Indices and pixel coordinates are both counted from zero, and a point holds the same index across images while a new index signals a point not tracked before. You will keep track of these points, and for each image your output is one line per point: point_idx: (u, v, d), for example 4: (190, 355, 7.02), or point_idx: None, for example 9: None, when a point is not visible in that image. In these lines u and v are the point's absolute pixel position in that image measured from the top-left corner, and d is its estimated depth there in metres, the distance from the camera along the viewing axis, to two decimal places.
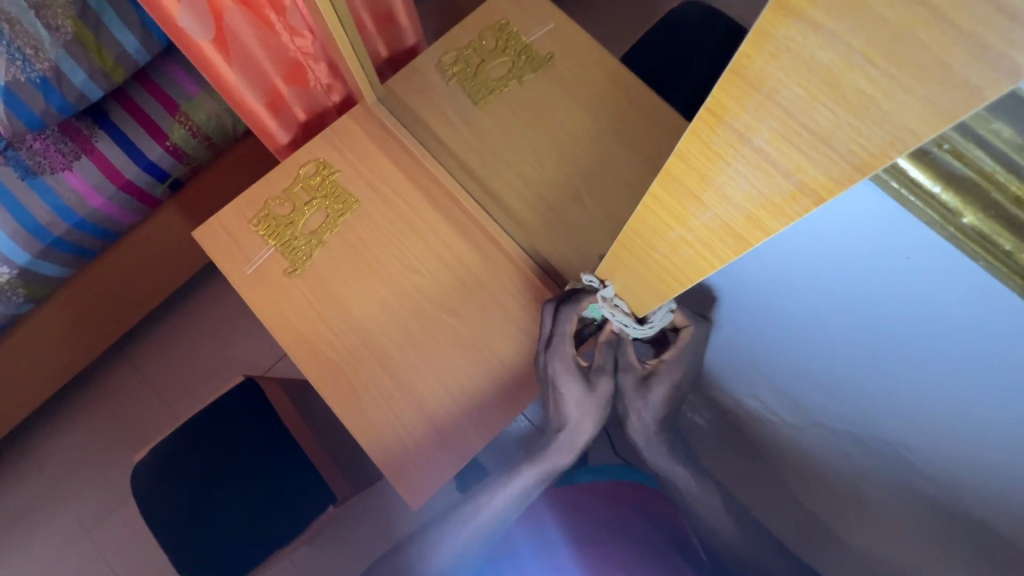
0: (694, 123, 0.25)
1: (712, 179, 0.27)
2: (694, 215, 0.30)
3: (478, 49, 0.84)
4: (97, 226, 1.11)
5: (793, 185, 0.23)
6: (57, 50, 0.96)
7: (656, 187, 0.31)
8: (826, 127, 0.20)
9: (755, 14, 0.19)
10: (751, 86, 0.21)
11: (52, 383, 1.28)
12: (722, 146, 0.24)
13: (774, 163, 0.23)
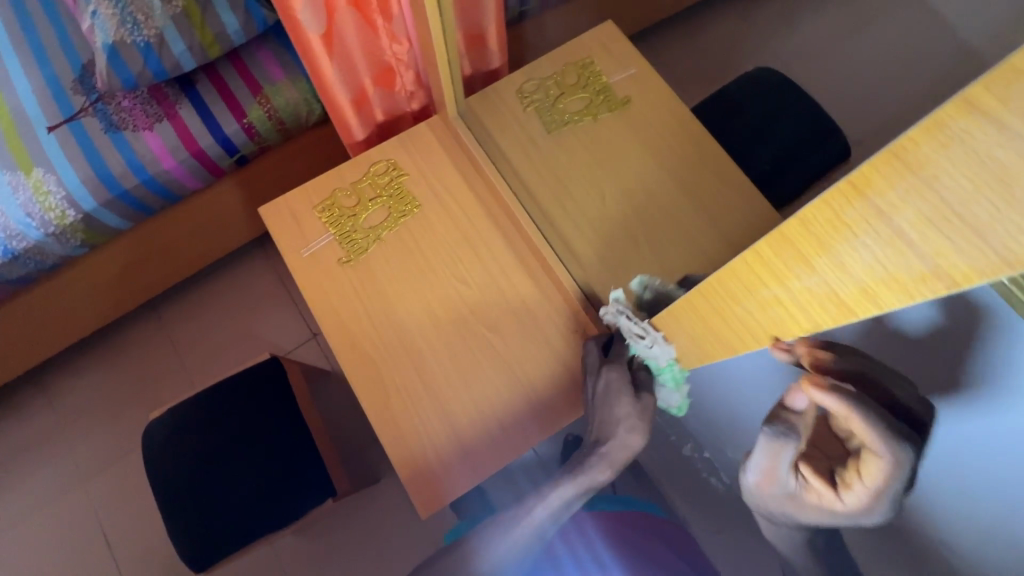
0: (833, 196, 0.34)
1: (834, 247, 0.35)
2: (800, 278, 0.39)
3: (561, 83, 0.87)
4: (163, 187, 1.14)
5: (925, 266, 0.30)
6: (164, 17, 1.04)
7: (768, 248, 0.40)
8: (980, 217, 0.27)
9: (940, 109, 0.27)
10: (913, 168, 0.29)
11: (84, 328, 1.32)
12: (856, 217, 0.33)
13: (907, 239, 0.30)
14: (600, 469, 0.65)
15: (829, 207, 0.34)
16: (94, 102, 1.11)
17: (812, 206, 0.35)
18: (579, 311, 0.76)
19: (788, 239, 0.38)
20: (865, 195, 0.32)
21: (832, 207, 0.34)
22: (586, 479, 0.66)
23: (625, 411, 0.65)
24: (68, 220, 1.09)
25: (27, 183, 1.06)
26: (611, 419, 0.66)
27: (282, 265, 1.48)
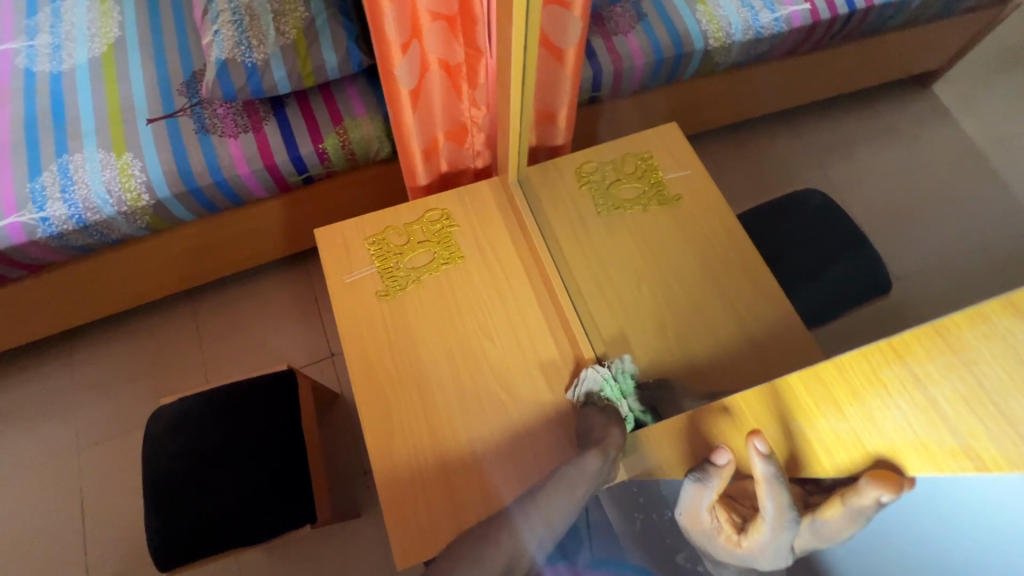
0: (873, 351, 0.39)
1: (866, 399, 0.38)
2: (828, 420, 0.42)
3: (618, 170, 0.91)
4: (233, 190, 1.22)
5: (958, 443, 0.31)
6: (275, 45, 1.17)
7: (804, 383, 0.45)
8: (1014, 409, 0.29)
9: (985, 303, 0.32)
10: (952, 346, 0.33)
11: (123, 302, 1.38)
12: (890, 377, 0.37)
13: (940, 410, 0.33)
14: (588, 461, 0.68)
15: (869, 362, 0.39)
16: (194, 106, 1.22)
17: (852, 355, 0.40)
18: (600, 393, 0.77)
19: (825, 381, 0.43)
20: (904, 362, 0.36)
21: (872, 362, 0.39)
22: (575, 476, 0.68)
23: (600, 425, 0.72)
24: (141, 203, 1.16)
25: (116, 163, 1.15)
26: (588, 431, 0.72)
27: (318, 281, 1.54)
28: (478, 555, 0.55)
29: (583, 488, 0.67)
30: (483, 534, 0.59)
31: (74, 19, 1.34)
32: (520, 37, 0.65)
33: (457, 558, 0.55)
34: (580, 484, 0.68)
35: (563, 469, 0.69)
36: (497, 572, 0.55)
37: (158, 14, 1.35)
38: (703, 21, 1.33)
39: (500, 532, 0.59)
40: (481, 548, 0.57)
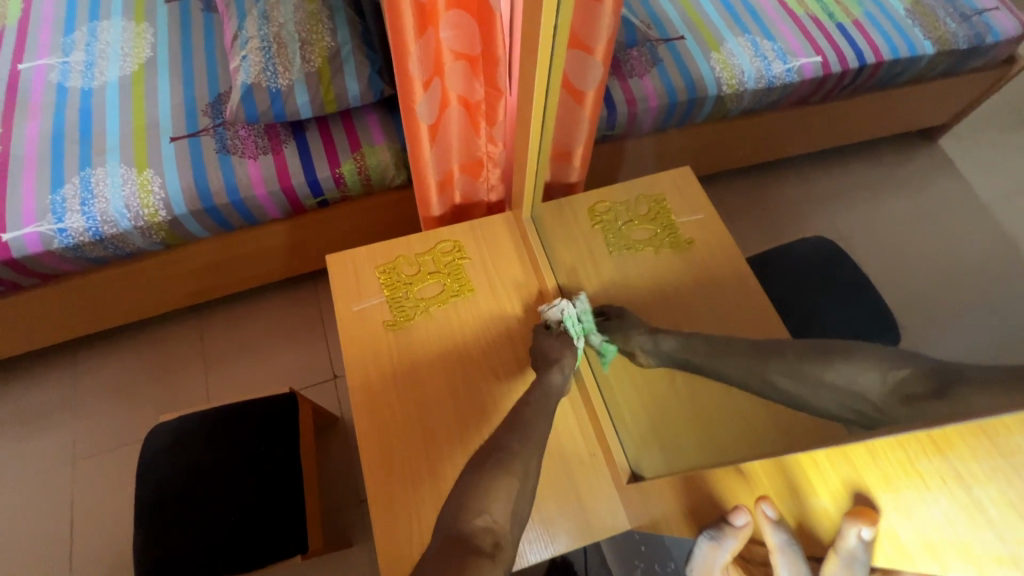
0: (906, 441, 0.38)
1: (899, 480, 0.40)
2: (850, 491, 0.45)
3: (631, 211, 0.91)
4: (248, 210, 1.24)
5: (1002, 547, 0.34)
6: (299, 72, 1.20)
7: (821, 456, 0.45)
8: None
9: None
10: (999, 449, 0.33)
11: (131, 314, 1.38)
12: (927, 469, 0.38)
13: (984, 510, 0.35)
14: (554, 379, 0.76)
15: (904, 452, 0.39)
16: (216, 126, 1.25)
17: (880, 442, 0.39)
18: (604, 438, 0.76)
19: (850, 460, 0.43)
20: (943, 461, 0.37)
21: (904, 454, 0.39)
22: (545, 391, 0.75)
23: (557, 347, 0.79)
24: (158, 219, 1.18)
25: (136, 179, 1.17)
26: (546, 353, 0.79)
27: (325, 302, 1.54)
28: (499, 484, 0.62)
29: (553, 404, 0.75)
30: (499, 464, 0.65)
31: (108, 39, 1.39)
32: (542, 82, 0.67)
33: (482, 488, 0.62)
34: (548, 402, 0.74)
35: (529, 389, 0.77)
36: (517, 479, 0.64)
37: (189, 38, 1.40)
38: (717, 68, 1.37)
39: (511, 460, 0.65)
40: (493, 481, 0.63)
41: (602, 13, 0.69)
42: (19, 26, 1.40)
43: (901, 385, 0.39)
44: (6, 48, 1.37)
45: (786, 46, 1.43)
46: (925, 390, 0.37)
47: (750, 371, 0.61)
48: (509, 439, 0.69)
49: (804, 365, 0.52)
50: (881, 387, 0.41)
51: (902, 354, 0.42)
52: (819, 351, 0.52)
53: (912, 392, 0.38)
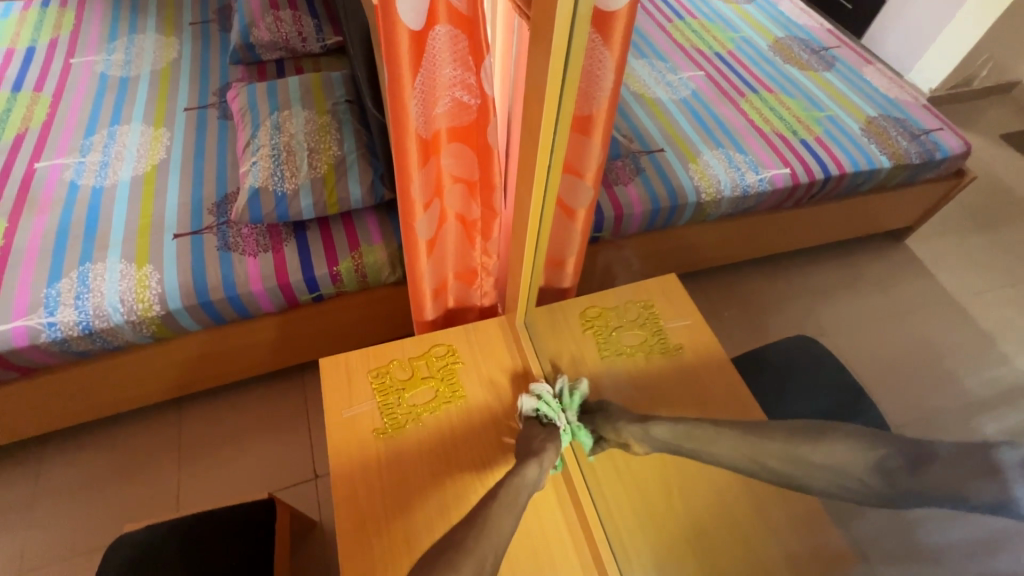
0: None
1: None
2: None
3: (622, 317, 0.94)
4: (244, 305, 1.25)
5: None
6: (306, 178, 1.28)
7: None
8: None
9: None
10: None
11: (108, 408, 1.33)
12: None
13: None
14: (524, 476, 0.73)
15: None
16: (220, 225, 1.30)
17: None
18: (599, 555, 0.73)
19: None
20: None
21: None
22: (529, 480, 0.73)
23: (539, 439, 0.77)
24: (151, 313, 1.17)
25: (135, 275, 1.19)
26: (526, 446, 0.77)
27: (312, 396, 1.51)
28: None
29: (524, 497, 0.71)
30: (450, 561, 0.62)
31: (125, 142, 1.47)
32: (538, 208, 0.72)
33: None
34: (519, 495, 0.71)
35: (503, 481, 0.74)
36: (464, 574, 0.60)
37: (202, 142, 1.49)
38: (695, 177, 1.44)
39: (462, 557, 0.62)
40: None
41: (591, 145, 0.77)
42: (43, 129, 1.49)
43: (882, 457, 0.50)
44: (26, 148, 1.44)
45: (757, 158, 1.51)
46: (901, 460, 0.49)
47: (736, 454, 0.64)
48: (469, 536, 0.66)
49: (785, 450, 0.58)
50: (863, 464, 0.51)
51: (870, 437, 0.53)
52: (803, 437, 0.58)
53: (891, 466, 0.49)
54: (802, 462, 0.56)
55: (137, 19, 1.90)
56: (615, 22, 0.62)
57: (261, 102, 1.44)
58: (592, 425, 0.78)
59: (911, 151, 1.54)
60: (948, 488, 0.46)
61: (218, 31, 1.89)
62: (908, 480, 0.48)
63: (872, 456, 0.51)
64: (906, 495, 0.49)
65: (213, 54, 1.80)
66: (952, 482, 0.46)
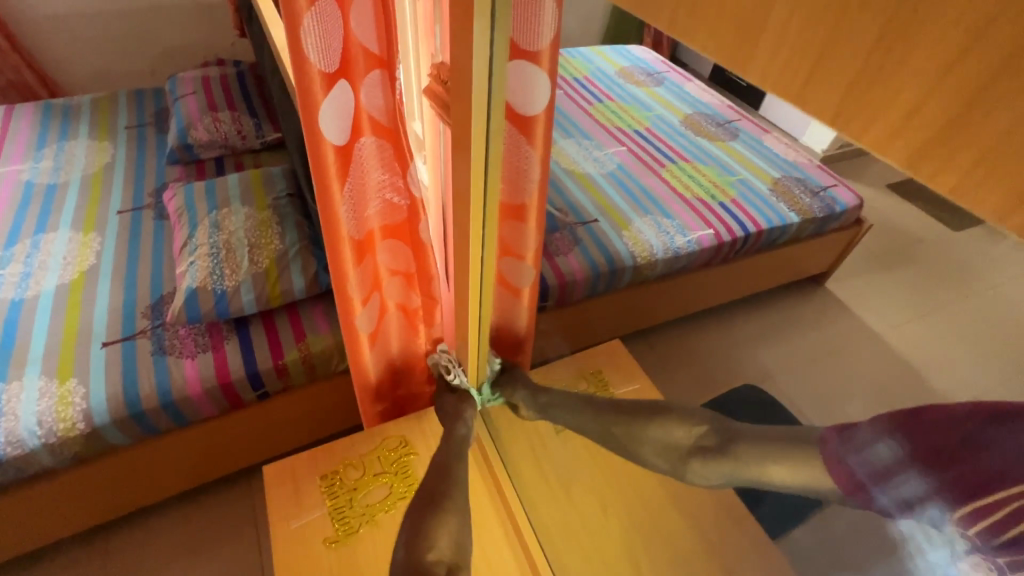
0: None
1: None
2: None
3: (574, 389, 0.95)
4: (180, 412, 1.17)
5: None
6: (247, 273, 1.27)
7: None
8: None
9: None
10: None
11: (19, 548, 1.18)
12: None
13: None
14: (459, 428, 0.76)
15: None
16: (155, 328, 1.24)
17: None
18: None
19: None
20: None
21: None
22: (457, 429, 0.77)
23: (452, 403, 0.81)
24: (74, 432, 1.08)
25: (56, 392, 1.11)
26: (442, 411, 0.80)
27: (260, 504, 1.39)
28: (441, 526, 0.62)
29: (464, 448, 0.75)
30: (436, 504, 0.64)
31: (51, 250, 1.42)
32: (476, 297, 0.74)
33: (428, 520, 0.61)
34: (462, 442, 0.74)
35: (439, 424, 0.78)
36: (455, 514, 0.64)
37: (136, 245, 1.46)
38: (629, 243, 1.53)
39: (447, 499, 0.65)
40: (439, 518, 0.62)
41: (524, 231, 0.82)
42: None
43: (700, 437, 0.61)
44: None
45: (683, 221, 1.62)
46: (714, 442, 0.60)
47: (592, 426, 0.75)
48: (436, 483, 0.67)
49: (628, 424, 0.70)
50: (685, 436, 0.63)
51: (704, 418, 0.64)
52: (645, 411, 0.69)
53: (705, 444, 0.61)
54: (644, 436, 0.67)
55: (68, 126, 1.89)
56: (532, 124, 0.69)
57: (199, 201, 1.44)
58: (498, 386, 0.82)
59: (814, 206, 1.69)
60: (741, 462, 0.57)
61: (154, 133, 1.91)
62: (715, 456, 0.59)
63: (698, 438, 0.62)
64: (711, 474, 0.61)
65: (149, 156, 1.81)
66: (749, 461, 0.56)
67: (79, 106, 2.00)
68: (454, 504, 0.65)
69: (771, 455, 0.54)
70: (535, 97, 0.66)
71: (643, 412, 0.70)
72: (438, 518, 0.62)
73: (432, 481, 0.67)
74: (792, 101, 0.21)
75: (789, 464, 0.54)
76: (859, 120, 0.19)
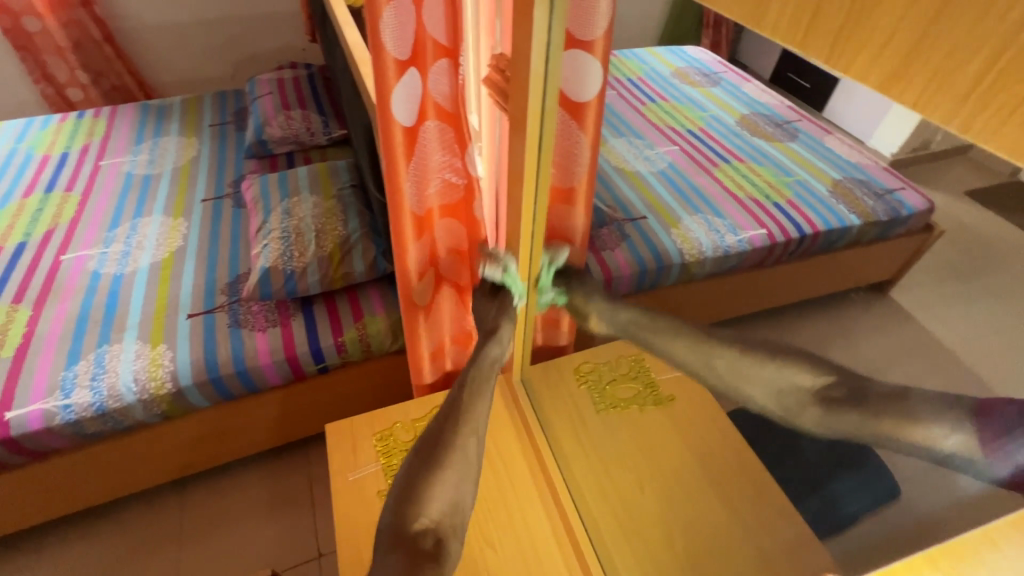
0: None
1: None
2: None
3: (612, 370, 0.96)
4: (251, 380, 1.29)
5: None
6: (313, 256, 1.38)
7: None
8: None
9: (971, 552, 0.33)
10: None
11: (113, 491, 1.33)
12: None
13: None
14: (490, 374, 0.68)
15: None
16: (232, 304, 1.37)
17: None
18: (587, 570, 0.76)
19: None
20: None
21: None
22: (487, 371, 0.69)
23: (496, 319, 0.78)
24: (163, 390, 1.21)
25: (149, 354, 1.25)
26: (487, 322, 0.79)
27: (316, 474, 1.50)
28: (441, 484, 0.56)
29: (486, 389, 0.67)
30: (436, 459, 0.57)
31: (146, 232, 1.59)
32: (526, 272, 0.79)
33: (426, 476, 0.55)
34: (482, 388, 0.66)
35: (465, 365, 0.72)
36: (457, 471, 0.57)
37: (217, 230, 1.61)
38: (678, 241, 1.58)
39: (448, 455, 0.58)
40: (441, 476, 0.56)
41: (573, 214, 0.87)
42: (71, 224, 1.62)
43: (828, 385, 0.47)
44: (53, 243, 1.55)
45: (735, 221, 1.64)
46: (846, 392, 0.46)
47: (698, 355, 0.64)
48: (446, 429, 0.60)
49: (737, 355, 0.56)
50: (808, 378, 0.49)
51: (832, 364, 0.50)
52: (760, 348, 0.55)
53: (833, 395, 0.46)
54: (744, 368, 0.55)
55: (162, 124, 2.10)
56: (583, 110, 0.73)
57: (273, 190, 1.57)
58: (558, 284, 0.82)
59: None
60: (872, 420, 0.43)
61: (234, 131, 2.09)
62: (845, 407, 0.45)
63: (819, 380, 0.48)
64: (834, 430, 0.47)
65: (229, 151, 1.98)
66: (884, 421, 0.42)
67: (171, 106, 2.22)
68: (463, 460, 0.59)
69: (921, 413, 0.41)
70: (586, 84, 0.71)
71: (771, 348, 0.55)
72: (439, 472, 0.56)
73: (443, 429, 0.60)
74: (797, 49, 0.24)
75: (925, 427, 0.40)
76: (845, 57, 0.22)
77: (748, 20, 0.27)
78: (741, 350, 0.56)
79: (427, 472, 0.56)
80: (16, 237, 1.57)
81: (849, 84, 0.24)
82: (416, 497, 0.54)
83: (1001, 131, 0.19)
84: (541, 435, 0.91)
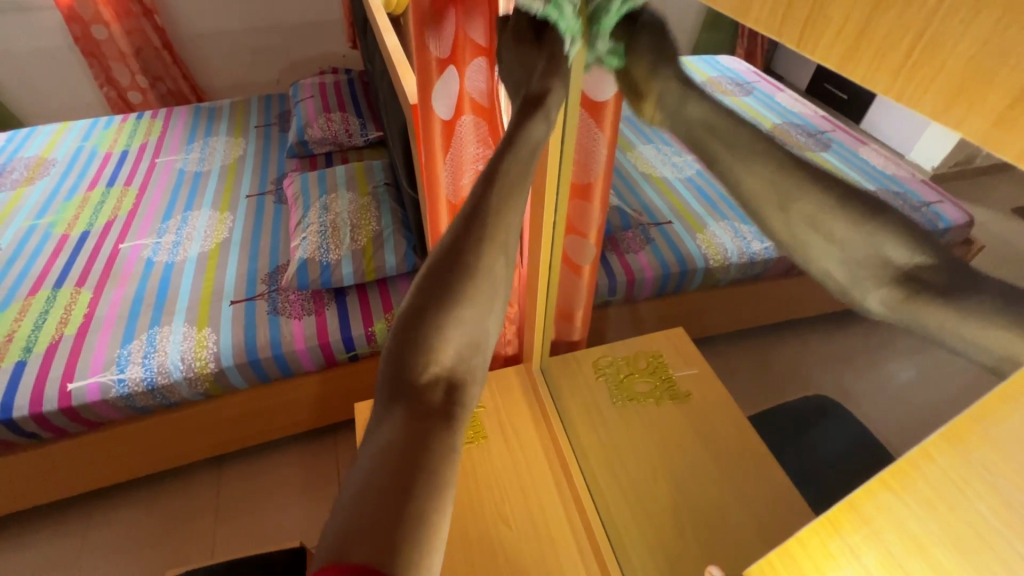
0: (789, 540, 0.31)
1: None
2: None
3: (632, 365, 0.98)
4: (287, 364, 1.36)
5: None
6: (348, 249, 1.45)
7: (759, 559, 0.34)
8: None
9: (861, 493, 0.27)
10: None
11: (158, 463, 1.43)
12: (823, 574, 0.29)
13: None
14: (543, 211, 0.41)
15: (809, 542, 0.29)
16: (271, 292, 1.45)
17: (803, 540, 0.30)
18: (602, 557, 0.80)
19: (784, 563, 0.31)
20: (1000, 455, 0.22)
21: (893, 506, 0.25)
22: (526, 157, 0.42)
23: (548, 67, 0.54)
24: (206, 369, 1.30)
25: (195, 336, 1.34)
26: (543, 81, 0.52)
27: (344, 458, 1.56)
28: (459, 320, 0.34)
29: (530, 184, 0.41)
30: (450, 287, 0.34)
31: (196, 224, 1.70)
32: (547, 259, 0.85)
33: (447, 303, 0.34)
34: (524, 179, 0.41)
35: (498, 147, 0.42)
36: (482, 306, 0.36)
37: (260, 223, 1.71)
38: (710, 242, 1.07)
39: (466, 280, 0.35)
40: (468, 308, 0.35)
41: (593, 209, 0.92)
42: (129, 216, 1.74)
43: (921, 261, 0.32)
44: (112, 232, 1.67)
45: None
46: (941, 278, 0.31)
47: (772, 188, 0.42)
48: (465, 240, 0.36)
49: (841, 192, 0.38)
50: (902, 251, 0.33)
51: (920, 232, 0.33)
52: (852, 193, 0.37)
53: (921, 278, 0.32)
54: (820, 220, 0.38)
55: (212, 124, 2.24)
56: None
57: (312, 187, 1.65)
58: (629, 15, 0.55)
59: None
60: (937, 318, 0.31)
61: (278, 132, 2.21)
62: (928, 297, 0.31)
63: (911, 254, 0.32)
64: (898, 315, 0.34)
65: (273, 151, 2.09)
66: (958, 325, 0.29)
67: (221, 108, 2.36)
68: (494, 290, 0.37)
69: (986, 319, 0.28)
70: None
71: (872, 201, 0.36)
72: (463, 303, 0.35)
73: (468, 231, 0.37)
74: (777, 37, 0.27)
75: (992, 320, 0.28)
76: (811, 38, 0.25)
77: (737, 13, 0.30)
78: (820, 186, 0.38)
79: (445, 300, 0.34)
80: (81, 226, 1.70)
81: (879, 101, 0.24)
82: (423, 338, 0.33)
83: (922, 97, 0.21)
84: (561, 428, 0.96)
